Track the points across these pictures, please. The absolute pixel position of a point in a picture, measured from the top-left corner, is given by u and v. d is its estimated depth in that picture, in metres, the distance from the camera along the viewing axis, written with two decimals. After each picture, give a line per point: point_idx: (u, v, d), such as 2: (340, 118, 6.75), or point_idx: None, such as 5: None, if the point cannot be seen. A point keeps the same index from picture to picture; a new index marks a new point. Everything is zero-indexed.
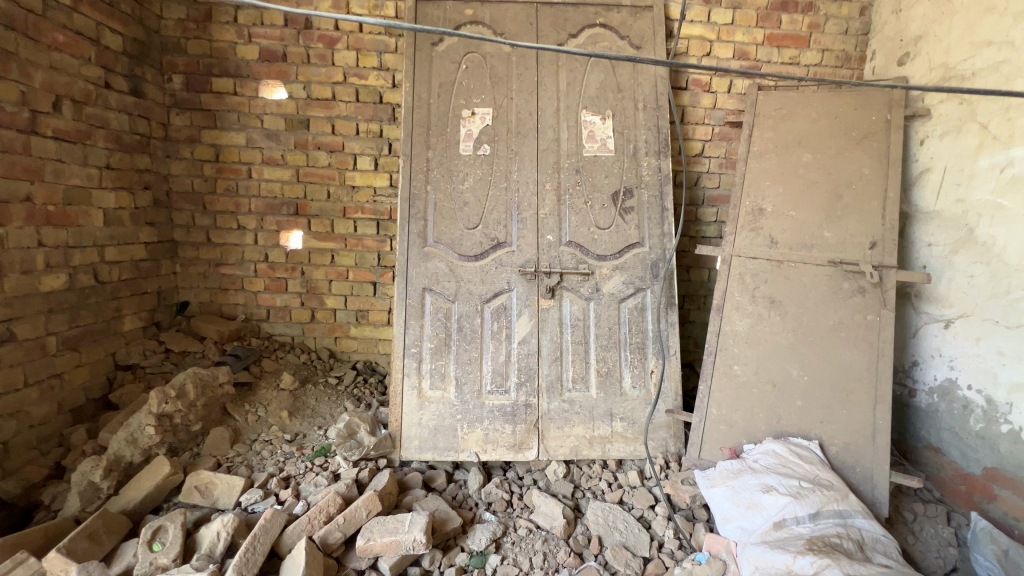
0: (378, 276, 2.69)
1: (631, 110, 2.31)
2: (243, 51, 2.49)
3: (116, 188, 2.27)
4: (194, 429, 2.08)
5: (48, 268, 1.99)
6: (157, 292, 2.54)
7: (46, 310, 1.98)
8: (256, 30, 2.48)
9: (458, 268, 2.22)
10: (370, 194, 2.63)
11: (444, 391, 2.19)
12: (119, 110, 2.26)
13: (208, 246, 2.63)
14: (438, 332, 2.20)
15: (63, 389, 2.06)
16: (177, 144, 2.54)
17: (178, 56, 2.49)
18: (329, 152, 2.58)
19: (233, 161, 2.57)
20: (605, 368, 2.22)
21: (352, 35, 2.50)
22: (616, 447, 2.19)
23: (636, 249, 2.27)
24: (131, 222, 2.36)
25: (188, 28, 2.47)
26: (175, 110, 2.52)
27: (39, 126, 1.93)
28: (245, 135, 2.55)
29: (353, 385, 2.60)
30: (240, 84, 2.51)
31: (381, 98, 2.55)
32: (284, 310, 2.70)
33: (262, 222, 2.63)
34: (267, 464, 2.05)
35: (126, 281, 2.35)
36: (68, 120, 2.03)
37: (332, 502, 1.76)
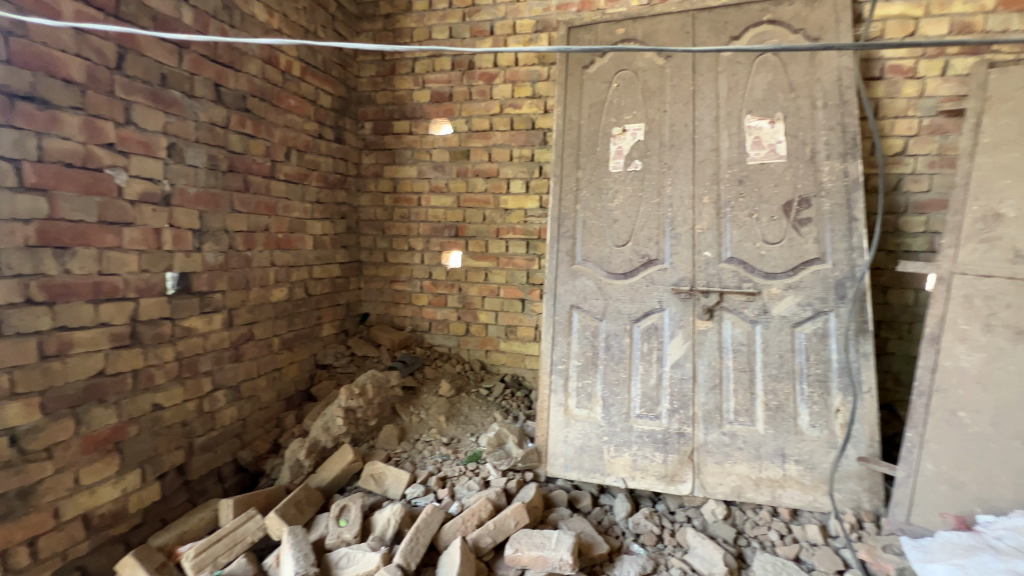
0: (527, 293, 2.80)
1: (807, 109, 2.05)
2: (419, 96, 2.86)
3: (322, 218, 2.76)
4: (371, 424, 2.37)
5: (276, 283, 2.47)
6: (346, 304, 3.01)
7: (273, 316, 2.45)
8: (429, 76, 2.83)
9: (607, 285, 2.19)
10: (521, 215, 2.77)
11: (590, 410, 2.16)
12: (327, 155, 2.76)
13: (385, 265, 3.05)
14: (586, 350, 2.19)
15: (281, 381, 2.53)
16: (366, 179, 3.02)
17: (370, 107, 2.96)
18: (486, 178, 2.80)
19: (408, 191, 2.95)
20: (776, 402, 1.95)
21: (510, 69, 2.69)
22: (790, 494, 1.90)
23: (814, 266, 1.97)
24: (331, 246, 2.85)
25: (378, 82, 2.93)
26: (365, 151, 3.00)
27: (277, 172, 2.40)
28: (418, 168, 2.91)
29: (501, 398, 2.72)
30: (414, 124, 2.88)
31: (533, 124, 2.69)
32: (443, 323, 2.98)
33: (428, 243, 2.95)
34: (427, 462, 2.23)
35: (325, 294, 2.83)
36: (294, 166, 2.51)
37: (483, 507, 1.85)
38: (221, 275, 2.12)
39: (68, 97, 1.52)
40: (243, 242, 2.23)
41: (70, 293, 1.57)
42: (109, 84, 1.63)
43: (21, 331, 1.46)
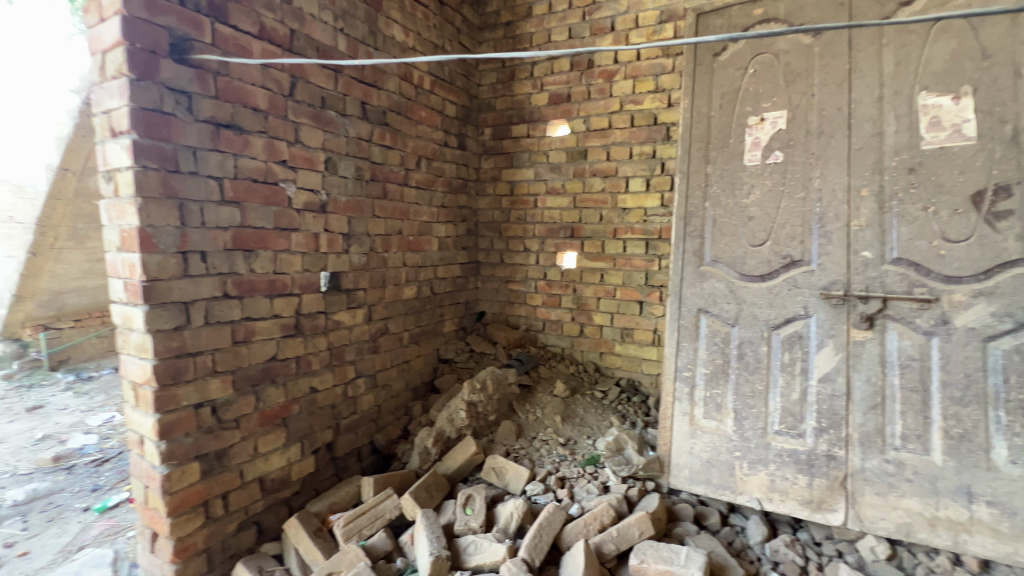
0: (645, 295, 2.71)
1: (1009, 79, 1.68)
2: (537, 99, 2.91)
3: (446, 221, 2.92)
4: (490, 418, 2.46)
5: (407, 282, 2.65)
6: (465, 303, 3.16)
7: (404, 313, 2.64)
8: (548, 79, 2.86)
9: (740, 288, 2.03)
10: (641, 214, 2.68)
11: (720, 422, 2.01)
12: (451, 162, 2.91)
13: (501, 266, 3.14)
14: (715, 358, 2.05)
15: (410, 373, 2.72)
16: (485, 183, 3.14)
17: (489, 113, 3.07)
18: (604, 178, 2.75)
19: (525, 194, 3.01)
20: (959, 431, 1.65)
21: (631, 64, 2.62)
22: (977, 541, 1.62)
23: (1016, 268, 1.63)
24: (453, 247, 3.00)
25: (497, 89, 3.03)
26: (484, 156, 3.12)
27: (410, 179, 2.58)
28: (534, 170, 2.96)
29: (617, 402, 2.65)
30: (532, 127, 2.93)
31: (655, 119, 2.59)
32: (557, 323, 2.99)
33: (543, 244, 2.98)
34: (545, 461, 2.25)
35: (447, 293, 2.99)
36: (423, 173, 2.68)
37: (605, 512, 1.82)
38: (363, 275, 2.35)
39: (256, 122, 1.79)
40: (382, 244, 2.44)
41: (253, 288, 1.85)
42: (284, 109, 1.89)
43: (220, 320, 1.75)
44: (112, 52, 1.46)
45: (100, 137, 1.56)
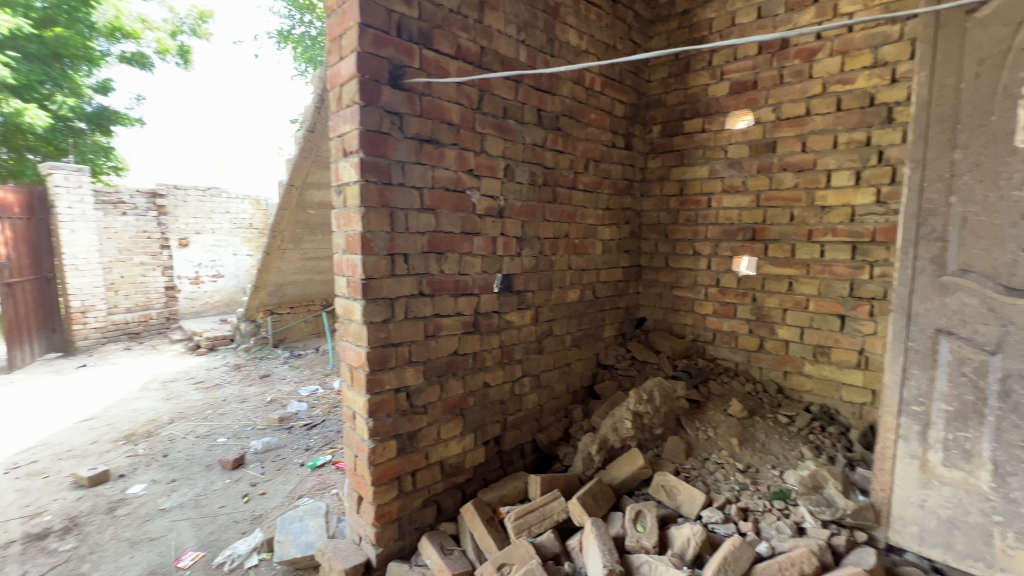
0: (849, 308, 2.30)
1: None
2: (715, 90, 2.67)
3: (610, 224, 2.84)
4: (657, 432, 2.32)
5: (571, 285, 2.64)
6: (626, 308, 3.05)
7: (567, 315, 2.64)
8: (729, 66, 2.60)
9: (1002, 305, 1.54)
10: (846, 214, 2.28)
11: (969, 473, 1.61)
12: (618, 163, 2.83)
13: (666, 270, 2.97)
14: (961, 393, 1.62)
15: (570, 376, 2.72)
16: (651, 183, 2.99)
17: (659, 109, 2.91)
18: (798, 172, 2.41)
19: (696, 193, 2.79)
20: None
21: (839, 38, 2.25)
22: None
23: None
24: (616, 251, 2.91)
25: (669, 83, 2.86)
26: (651, 155, 2.97)
27: (578, 182, 2.58)
28: (709, 167, 2.73)
29: (807, 430, 2.30)
30: (708, 121, 2.71)
31: (872, 99, 2.18)
32: (730, 335, 2.72)
33: (717, 248, 2.73)
34: (722, 487, 2.04)
35: (609, 297, 2.91)
36: (591, 175, 2.65)
37: (805, 559, 1.57)
38: (533, 277, 2.41)
39: (450, 136, 1.96)
40: (550, 247, 2.47)
41: (442, 288, 2.02)
42: (473, 122, 2.03)
43: (416, 316, 1.95)
44: (347, 84, 1.71)
45: (334, 157, 1.85)
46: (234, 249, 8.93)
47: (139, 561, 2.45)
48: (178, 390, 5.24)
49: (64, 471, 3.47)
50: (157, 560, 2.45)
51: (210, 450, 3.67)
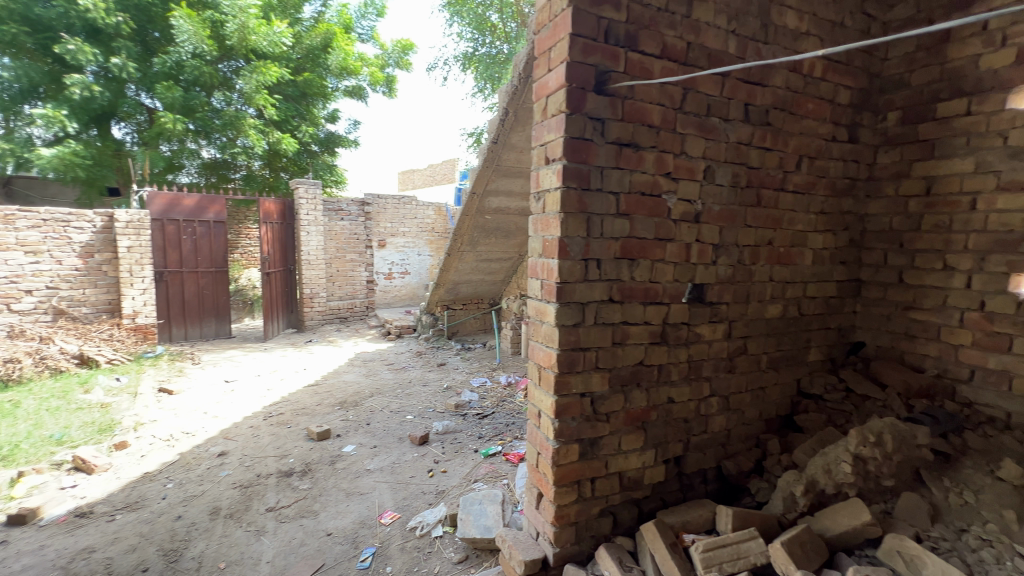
0: None
1: None
2: (990, 61, 2.10)
3: (825, 230, 2.44)
4: (886, 484, 1.91)
5: (772, 299, 2.34)
6: (838, 329, 2.59)
7: (765, 333, 2.35)
8: (1016, 29, 2.02)
9: None
10: None
11: None
12: (838, 159, 2.41)
13: (899, 287, 2.43)
14: None
15: (765, 401, 2.41)
16: (881, 182, 2.48)
17: (899, 92, 2.40)
18: None
19: (952, 193, 2.23)
20: None
21: None
22: None
23: None
24: (829, 262, 2.49)
25: (915, 60, 2.34)
26: (884, 148, 2.47)
27: (787, 183, 2.27)
28: (975, 159, 2.15)
29: None
30: (977, 101, 2.14)
31: None
32: (999, 375, 2.10)
33: (982, 262, 2.14)
34: (992, 572, 1.56)
35: (817, 315, 2.51)
36: (803, 175, 2.31)
37: None
38: (728, 288, 2.19)
39: (650, 138, 1.89)
40: (750, 256, 2.23)
41: (632, 295, 1.97)
42: (674, 123, 1.94)
43: (605, 322, 1.93)
44: (554, 94, 1.78)
45: (536, 165, 1.94)
46: (419, 250, 10.19)
47: (352, 510, 2.93)
48: (375, 369, 6.17)
49: (301, 425, 4.35)
50: (366, 513, 2.90)
51: (401, 424, 4.22)
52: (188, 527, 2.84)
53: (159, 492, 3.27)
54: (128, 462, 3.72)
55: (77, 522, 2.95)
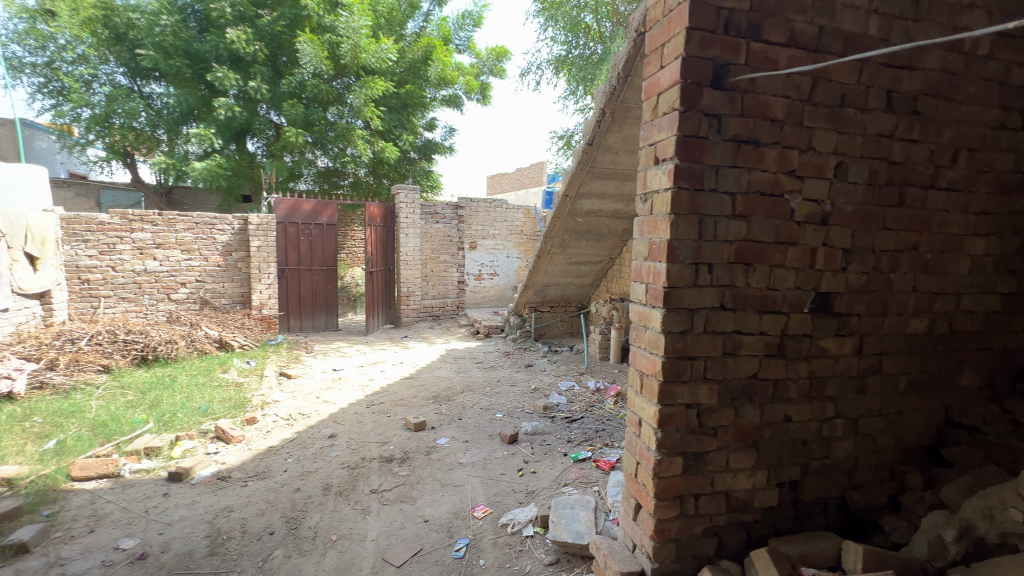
0: None
1: None
2: None
3: (987, 234, 2.08)
4: None
5: (915, 312, 2.05)
6: (1001, 350, 2.20)
7: (906, 351, 2.06)
8: None
9: None
10: None
11: None
12: (1008, 149, 2.05)
13: None
14: None
15: (903, 428, 2.11)
16: None
17: None
18: None
19: None
20: None
21: None
22: None
23: None
24: (993, 271, 2.12)
25: None
26: None
27: (939, 179, 1.98)
28: None
29: None
30: None
31: None
32: None
33: None
34: None
35: (974, 333, 2.15)
36: (961, 170, 1.99)
37: None
38: (861, 298, 1.96)
39: (772, 134, 1.76)
40: (889, 262, 1.97)
41: (747, 302, 1.83)
42: (800, 116, 1.78)
43: (716, 330, 1.82)
44: (667, 92, 1.72)
45: (643, 166, 1.90)
46: (508, 252, 10.22)
47: (447, 500, 3.06)
48: (466, 366, 6.41)
49: (399, 415, 4.64)
50: (459, 504, 3.01)
51: (491, 422, 4.33)
52: (305, 499, 3.15)
53: (281, 465, 3.67)
54: (257, 436, 4.23)
55: (219, 484, 3.41)
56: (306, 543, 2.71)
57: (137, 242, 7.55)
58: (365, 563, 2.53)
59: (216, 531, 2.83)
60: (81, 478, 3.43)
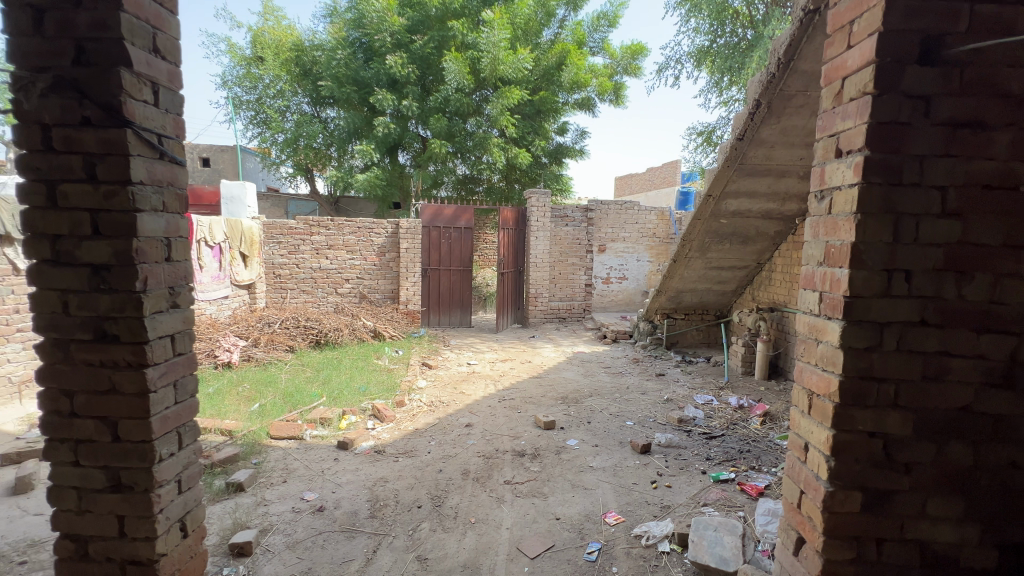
0: None
1: None
2: None
3: None
4: None
5: None
6: None
7: None
8: None
9: None
10: None
11: None
12: None
13: None
14: None
15: None
16: None
17: None
18: None
19: None
20: None
21: None
22: None
23: None
24: None
25: None
26: None
27: None
28: None
29: None
30: None
31: None
32: None
33: None
34: None
35: None
36: None
37: None
38: None
39: (1003, 114, 1.44)
40: None
41: (959, 319, 1.52)
42: None
43: (913, 349, 1.54)
44: (855, 75, 1.53)
45: (820, 160, 1.71)
46: (638, 255, 9.87)
47: (578, 502, 3.08)
48: (593, 370, 6.35)
49: (529, 412, 4.79)
50: (590, 508, 3.00)
51: (621, 429, 4.24)
52: (447, 480, 3.43)
53: (426, 446, 4.04)
54: (405, 418, 4.72)
55: (376, 456, 3.88)
56: (448, 520, 2.94)
57: (315, 243, 8.95)
58: (501, 549, 2.66)
59: (376, 497, 3.23)
60: (276, 437, 4.18)
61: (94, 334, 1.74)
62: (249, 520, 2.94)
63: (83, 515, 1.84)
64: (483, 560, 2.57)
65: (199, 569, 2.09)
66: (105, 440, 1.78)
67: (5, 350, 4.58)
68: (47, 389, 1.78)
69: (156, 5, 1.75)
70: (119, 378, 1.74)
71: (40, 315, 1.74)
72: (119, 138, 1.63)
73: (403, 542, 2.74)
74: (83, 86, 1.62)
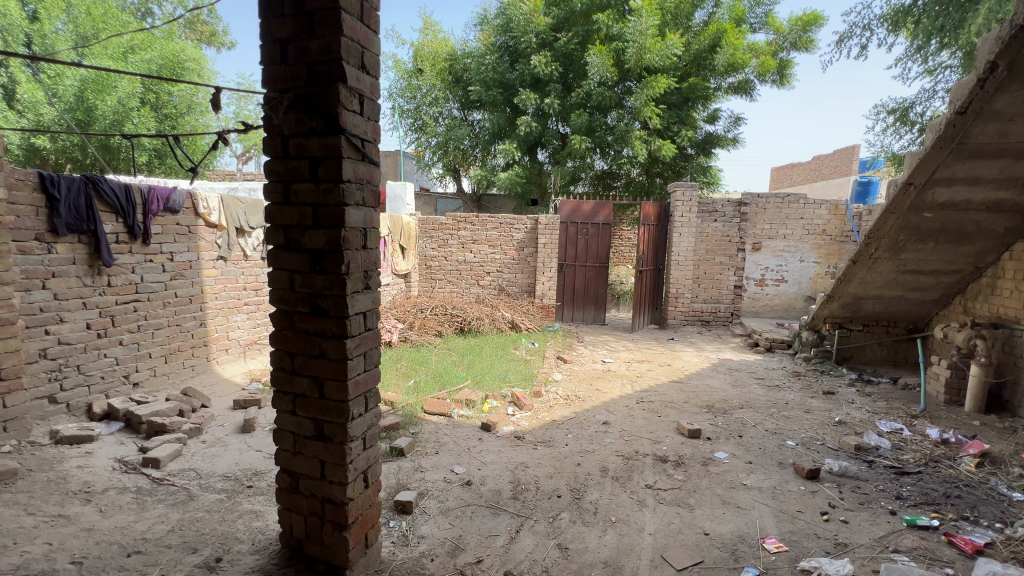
0: None
1: None
2: None
3: None
4: None
5: None
6: None
7: None
8: None
9: None
10: None
11: None
12: None
13: None
14: None
15: None
16: None
17: None
18: None
19: None
20: None
21: None
22: None
23: None
24: None
25: None
26: None
27: None
28: None
29: None
30: None
31: None
32: None
33: None
34: None
35: None
36: None
37: None
38: None
39: None
40: None
41: None
42: None
43: None
44: None
45: None
46: (802, 255, 8.66)
47: (730, 520, 2.83)
48: (743, 380, 5.77)
49: (670, 417, 4.54)
50: (746, 529, 2.73)
51: (781, 448, 3.78)
52: (586, 475, 3.42)
53: (563, 438, 4.09)
54: (542, 408, 4.84)
55: (516, 442, 4.05)
56: (588, 515, 2.94)
57: (462, 238, 9.65)
58: (644, 554, 2.57)
59: (517, 480, 3.37)
60: (430, 412, 4.61)
61: (310, 307, 2.09)
62: (409, 482, 3.30)
63: (296, 455, 2.24)
64: (626, 561, 2.52)
65: (376, 517, 2.40)
66: (315, 396, 2.14)
67: (236, 318, 5.81)
68: (276, 349, 2.20)
69: (366, 28, 2.03)
70: (327, 346, 2.07)
71: (275, 289, 2.16)
72: (336, 144, 1.94)
73: (544, 527, 2.82)
74: (313, 102, 1.95)
